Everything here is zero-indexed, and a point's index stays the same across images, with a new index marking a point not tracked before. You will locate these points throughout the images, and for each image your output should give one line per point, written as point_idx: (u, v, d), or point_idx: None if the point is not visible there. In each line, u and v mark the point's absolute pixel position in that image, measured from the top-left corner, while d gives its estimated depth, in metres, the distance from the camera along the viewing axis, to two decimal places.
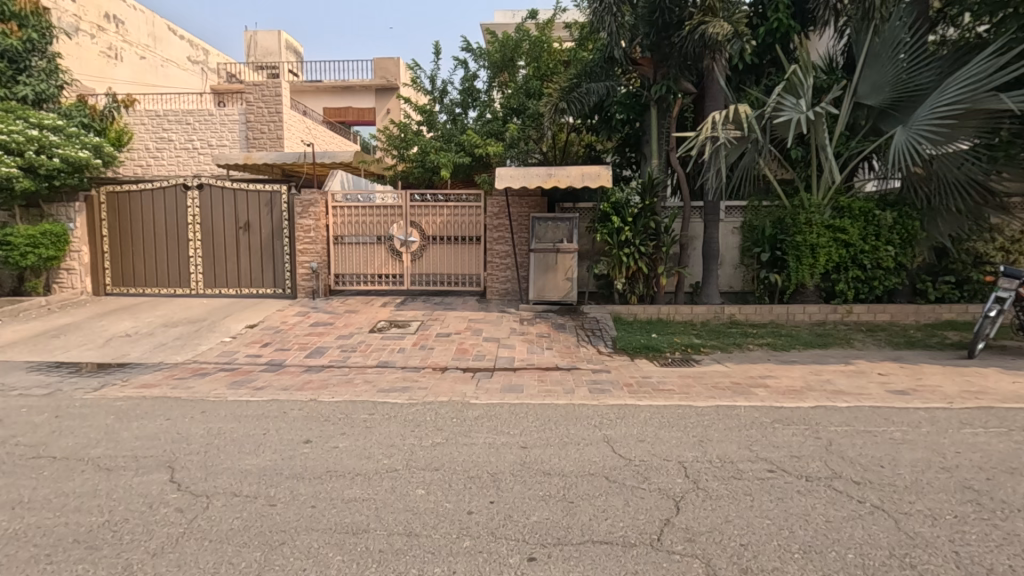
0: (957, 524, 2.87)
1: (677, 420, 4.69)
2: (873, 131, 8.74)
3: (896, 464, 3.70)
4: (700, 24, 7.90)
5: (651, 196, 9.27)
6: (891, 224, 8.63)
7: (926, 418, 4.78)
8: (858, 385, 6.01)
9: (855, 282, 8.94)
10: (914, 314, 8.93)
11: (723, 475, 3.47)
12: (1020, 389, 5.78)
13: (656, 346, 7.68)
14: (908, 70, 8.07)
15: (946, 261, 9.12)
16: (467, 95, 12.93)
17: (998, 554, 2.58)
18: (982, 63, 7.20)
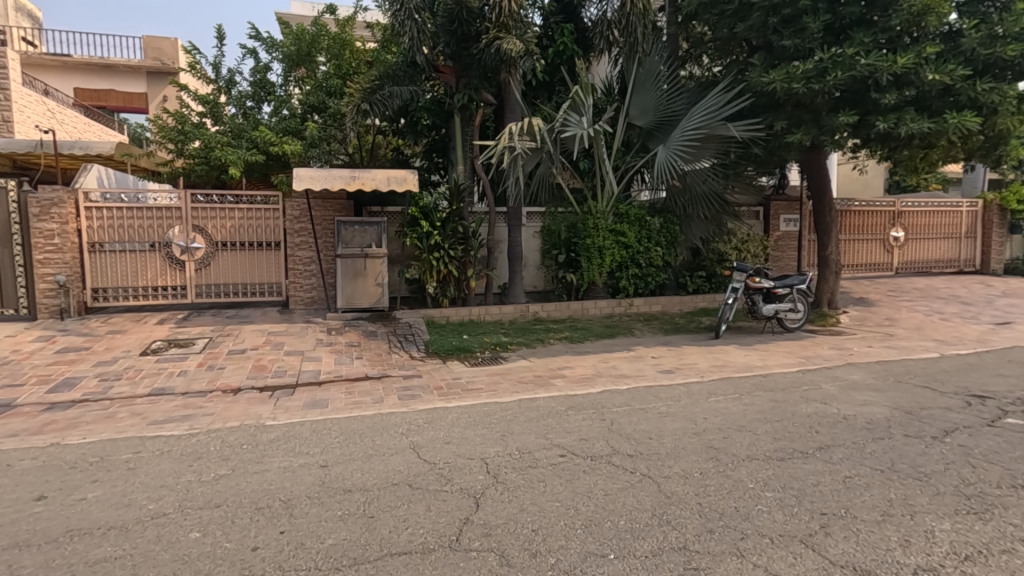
0: (701, 479, 3.45)
1: (483, 418, 4.86)
2: (643, 149, 10.17)
3: (661, 434, 4.34)
4: (495, 40, 8.34)
5: (458, 201, 9.52)
6: (658, 228, 10.15)
7: (685, 391, 5.70)
8: (637, 368, 6.94)
9: (635, 279, 10.31)
10: (678, 303, 10.61)
11: (520, 466, 3.69)
12: (750, 360, 7.23)
13: (467, 347, 7.90)
14: (665, 99, 9.54)
15: (699, 259, 11.01)
16: (259, 88, 11.81)
17: (728, 499, 3.17)
18: (716, 97, 8.82)
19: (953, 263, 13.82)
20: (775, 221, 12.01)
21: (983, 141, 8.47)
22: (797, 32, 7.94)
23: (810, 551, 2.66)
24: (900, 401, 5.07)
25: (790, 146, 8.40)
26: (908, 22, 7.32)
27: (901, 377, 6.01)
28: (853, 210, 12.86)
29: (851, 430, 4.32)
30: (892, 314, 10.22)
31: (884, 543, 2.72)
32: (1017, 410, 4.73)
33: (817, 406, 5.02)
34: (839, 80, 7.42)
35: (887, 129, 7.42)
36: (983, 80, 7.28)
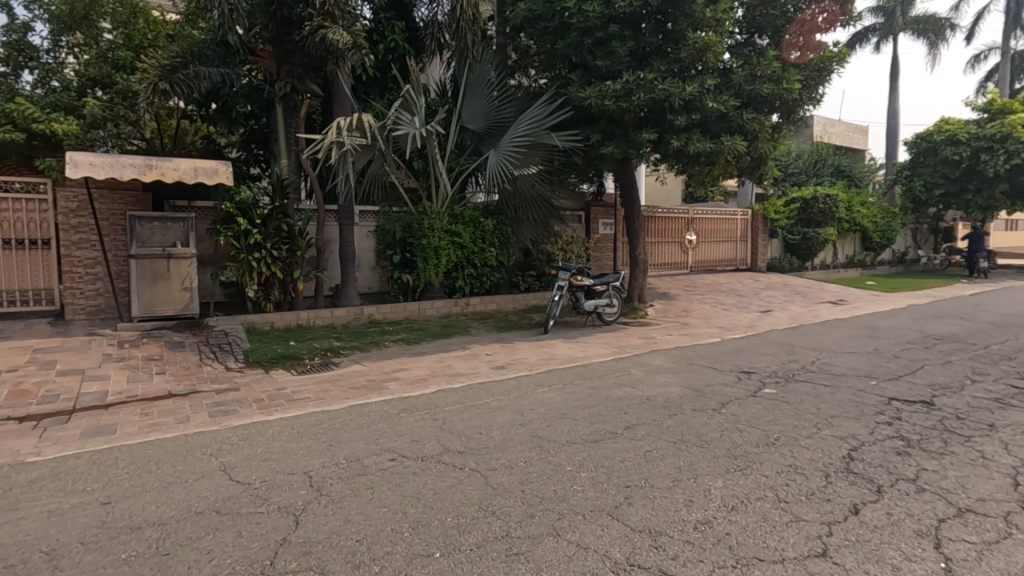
0: (525, 468, 3.66)
1: (308, 429, 4.56)
2: (476, 152, 10.45)
3: (490, 428, 4.50)
4: (320, 28, 7.85)
5: (282, 197, 8.80)
6: (492, 229, 10.51)
7: (514, 385, 5.98)
8: (471, 366, 7.10)
9: (470, 279, 10.55)
10: (512, 302, 11.11)
11: (346, 475, 3.54)
12: (573, 352, 7.85)
13: (294, 354, 7.35)
14: (496, 106, 9.90)
15: (530, 259, 11.65)
16: (16, 50, 9.64)
17: (549, 484, 3.40)
18: (541, 108, 9.38)
19: (733, 261, 16.51)
20: (595, 225, 13.26)
21: (750, 161, 10.22)
22: (608, 54, 8.88)
23: (615, 521, 2.96)
24: (690, 380, 5.92)
25: (604, 157, 9.32)
26: (693, 56, 8.56)
27: (691, 360, 7.02)
28: (657, 215, 14.75)
29: (652, 409, 4.92)
30: (688, 306, 11.88)
31: (673, 505, 3.14)
32: (772, 381, 5.82)
33: (626, 390, 5.64)
34: (642, 101, 8.46)
35: (680, 146, 8.61)
36: (748, 111, 8.78)
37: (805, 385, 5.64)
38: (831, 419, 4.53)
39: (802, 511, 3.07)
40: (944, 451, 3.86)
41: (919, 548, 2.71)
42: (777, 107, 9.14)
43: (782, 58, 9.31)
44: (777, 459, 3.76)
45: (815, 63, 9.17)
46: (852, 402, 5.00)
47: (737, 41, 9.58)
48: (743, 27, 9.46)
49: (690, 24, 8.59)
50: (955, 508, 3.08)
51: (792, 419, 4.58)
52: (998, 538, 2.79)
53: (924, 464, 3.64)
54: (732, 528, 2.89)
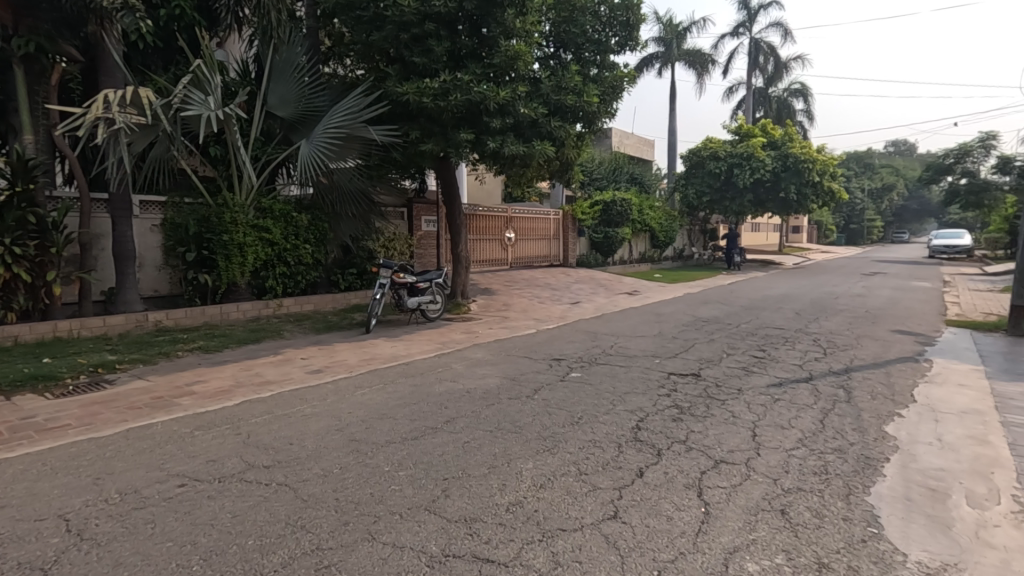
0: (340, 475, 3.50)
1: (67, 463, 3.76)
2: (286, 141, 9.66)
3: (303, 437, 4.22)
4: None
5: (26, 181, 7.13)
6: (306, 225, 9.81)
7: (331, 389, 5.68)
8: (283, 372, 6.56)
9: (282, 278, 9.74)
10: (330, 301, 10.52)
11: (119, 512, 3.01)
12: (396, 350, 7.72)
13: (49, 373, 6.02)
14: (306, 93, 9.25)
15: (349, 256, 11.16)
16: None
17: (365, 488, 3.30)
18: (356, 99, 8.96)
19: (548, 258, 17.78)
20: (417, 221, 13.22)
21: (559, 165, 11.05)
22: (425, 52, 8.88)
23: (431, 515, 2.98)
24: (507, 370, 6.23)
25: (424, 154, 9.32)
26: (506, 63, 8.96)
27: (510, 351, 7.40)
28: (477, 214, 15.29)
29: (472, 401, 5.07)
30: (507, 300, 12.50)
31: (488, 491, 3.27)
32: (578, 366, 6.42)
33: (448, 384, 5.72)
34: (459, 101, 8.63)
35: (496, 148, 8.97)
36: (555, 119, 9.48)
37: (605, 367, 6.33)
38: (624, 396, 5.15)
39: (599, 481, 3.43)
40: (707, 414, 4.65)
41: (687, 498, 3.22)
42: (580, 117, 9.96)
43: (583, 73, 10.27)
44: (580, 436, 4.15)
45: (610, 81, 10.26)
46: (641, 380, 5.74)
47: (545, 53, 10.30)
48: (550, 40, 10.21)
49: (502, 31, 8.98)
50: (713, 460, 3.72)
51: (594, 399, 5.09)
52: (741, 480, 3.44)
53: (692, 427, 4.33)
54: (540, 505, 3.11)
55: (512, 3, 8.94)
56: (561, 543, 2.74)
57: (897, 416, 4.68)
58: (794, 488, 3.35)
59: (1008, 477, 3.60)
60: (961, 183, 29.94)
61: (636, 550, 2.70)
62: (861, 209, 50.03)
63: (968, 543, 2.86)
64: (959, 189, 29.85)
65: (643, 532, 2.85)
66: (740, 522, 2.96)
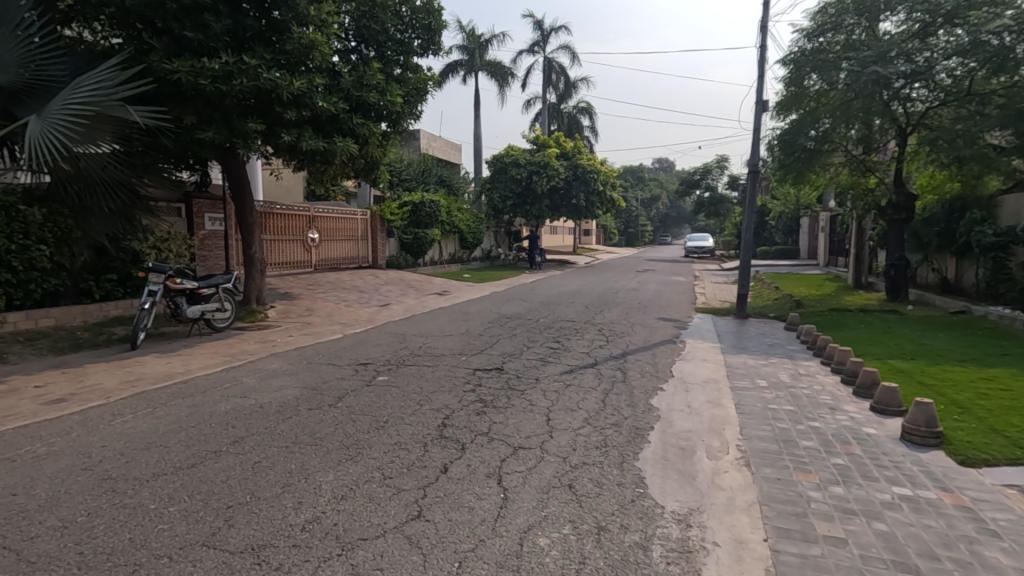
0: (87, 523, 2.89)
1: None
2: (5, 114, 7.66)
3: (31, 485, 3.38)
4: None
5: None
6: (40, 221, 7.92)
7: (78, 421, 4.67)
8: (4, 406, 5.17)
9: (5, 287, 7.74)
10: (80, 314, 8.67)
11: None
12: (171, 368, 6.67)
13: None
14: (38, 57, 7.40)
15: (106, 259, 9.32)
16: None
17: (121, 533, 2.78)
18: (108, 72, 7.33)
19: (356, 259, 17.10)
20: (199, 219, 11.62)
21: (363, 164, 10.67)
22: (200, 27, 7.82)
23: (211, 551, 2.63)
24: (307, 380, 5.81)
25: (203, 143, 8.21)
26: (300, 51, 8.34)
27: (311, 359, 6.92)
28: (275, 212, 14.04)
29: (264, 417, 4.62)
30: (310, 304, 11.70)
31: (281, 512, 3.00)
32: (385, 369, 6.29)
33: (236, 401, 5.11)
34: (244, 87, 7.77)
35: (291, 141, 8.33)
36: (357, 116, 9.15)
37: (412, 368, 6.30)
38: (431, 395, 5.19)
39: (403, 483, 3.39)
40: (507, 404, 4.93)
41: (488, 487, 3.37)
42: (384, 116, 9.74)
43: (386, 72, 10.08)
44: (384, 440, 4.05)
45: (413, 83, 10.25)
46: (447, 378, 5.85)
47: (344, 47, 9.87)
48: (350, 34, 9.84)
49: (295, 17, 8.34)
50: (512, 448, 3.96)
51: (400, 401, 5.03)
52: (536, 462, 3.72)
53: (494, 418, 4.55)
54: (338, 518, 2.95)
55: None
56: (362, 553, 2.65)
57: (659, 390, 5.53)
58: (580, 463, 3.73)
59: (734, 431, 4.50)
60: (705, 196, 36.79)
61: (438, 546, 2.73)
62: (636, 215, 58.16)
63: (707, 488, 3.50)
64: (704, 201, 36.62)
65: (446, 526, 2.90)
66: (534, 501, 3.19)
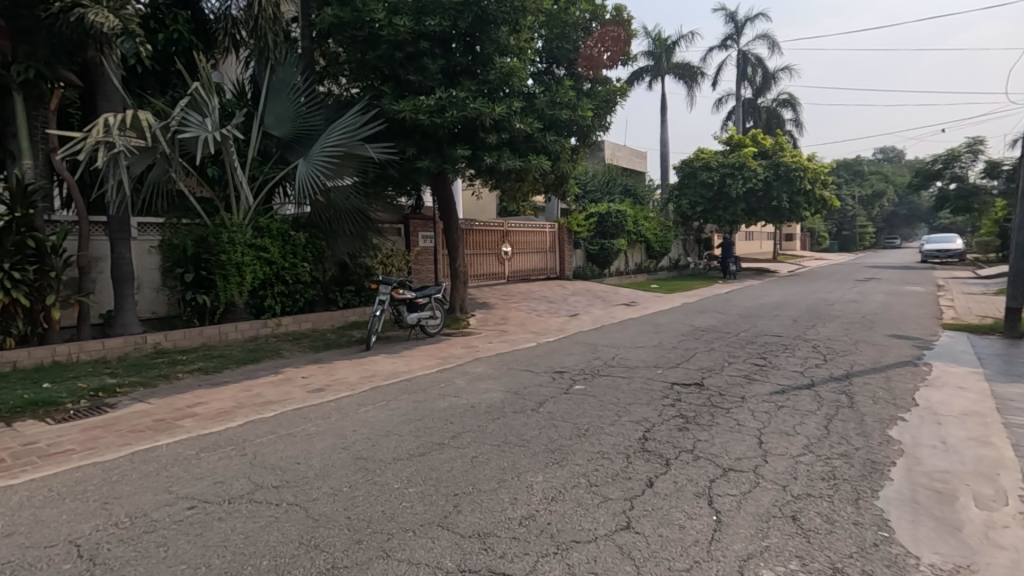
0: (350, 493, 3.49)
1: (72, 488, 3.77)
2: (282, 160, 9.70)
3: (309, 457, 4.21)
4: (75, 7, 6.65)
5: (25, 206, 7.14)
6: (304, 243, 9.83)
7: (335, 408, 5.66)
8: (284, 392, 6.50)
9: (280, 297, 9.75)
10: (329, 319, 10.51)
11: (130, 535, 3.04)
12: (396, 367, 7.71)
13: (50, 399, 5.88)
14: (304, 111, 9.30)
15: (347, 273, 11.18)
16: None
17: (375, 505, 3.29)
18: (352, 118, 8.92)
19: (544, 271, 17.82)
20: (414, 237, 13.26)
21: (554, 179, 11.12)
22: (420, 70, 8.94)
23: (445, 531, 2.98)
24: (510, 385, 6.22)
25: (420, 171, 9.40)
26: (501, 79, 9.07)
27: (511, 365, 7.40)
28: (474, 228, 15.32)
29: (476, 416, 5.07)
30: (505, 313, 12.54)
31: (500, 505, 3.27)
32: (581, 378, 6.43)
33: (451, 399, 5.72)
34: (455, 118, 8.69)
35: (492, 163, 9.06)
36: (550, 133, 9.60)
37: (607, 378, 6.34)
38: (629, 407, 5.16)
39: (609, 491, 3.44)
40: (712, 422, 4.66)
41: (698, 507, 3.23)
42: (575, 131, 10.15)
43: (578, 88, 10.40)
44: (587, 448, 4.15)
45: (603, 95, 10.41)
46: (644, 390, 5.75)
47: (538, 69, 10.41)
48: (542, 56, 10.33)
49: (496, 48, 9.09)
50: (722, 469, 3.74)
51: (598, 410, 5.11)
52: (751, 487, 3.46)
53: (699, 436, 4.35)
54: (551, 518, 3.11)
55: (507, 21, 9.10)
56: (576, 555, 2.75)
57: (900, 420, 4.71)
58: (804, 494, 3.37)
59: (1012, 478, 3.64)
60: (951, 188, 30.40)
61: (651, 561, 2.70)
62: (853, 215, 50.50)
63: (979, 544, 2.88)
64: (949, 194, 30.28)
65: (657, 542, 2.86)
66: (752, 529, 2.97)
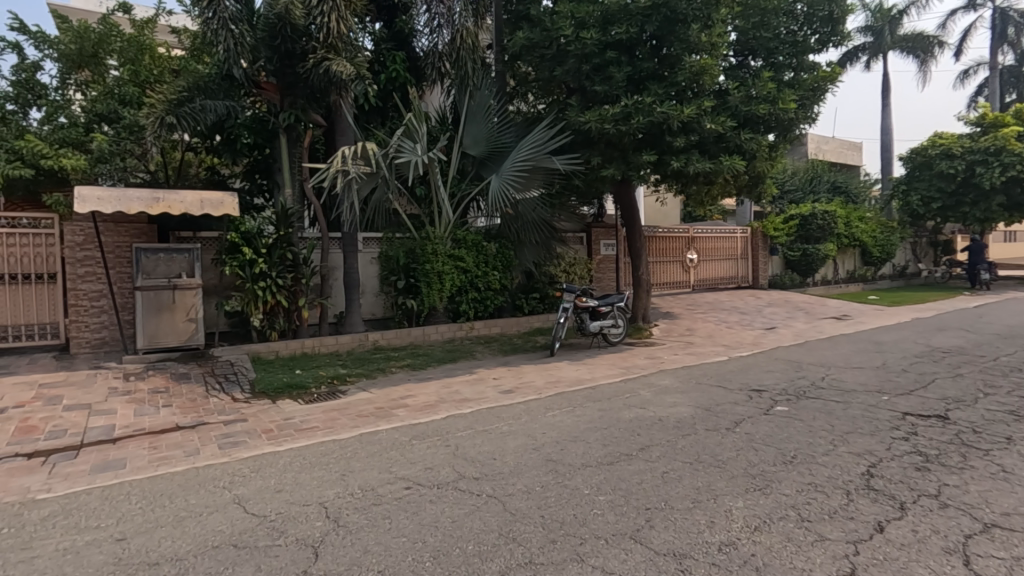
0: (543, 492, 3.63)
1: (318, 458, 4.55)
2: (477, 177, 10.54)
3: (503, 454, 4.48)
4: (323, 60, 8.10)
5: (286, 226, 8.87)
6: (494, 253, 10.54)
7: (524, 409, 5.94)
8: (478, 391, 7.03)
9: (474, 302, 10.56)
10: (516, 324, 11.09)
11: (363, 505, 3.56)
12: (580, 374, 7.81)
13: (300, 383, 7.20)
14: (497, 130, 10.01)
15: (532, 281, 11.68)
16: (24, 88, 9.65)
17: (568, 508, 3.37)
18: (541, 133, 9.36)
19: (734, 279, 16.54)
20: (596, 245, 13.32)
21: (747, 181, 10.25)
22: (606, 80, 8.97)
23: (639, 545, 2.93)
24: (700, 400, 5.88)
25: (604, 179, 9.42)
26: (690, 80, 8.70)
27: (700, 379, 6.97)
28: (657, 235, 14.81)
29: (665, 430, 4.89)
30: (691, 324, 11.90)
31: (695, 527, 3.10)
32: (783, 398, 5.79)
33: (637, 411, 5.60)
34: (641, 124, 8.54)
35: (679, 167, 8.69)
36: (745, 131, 8.92)
37: (816, 402, 5.61)
38: (846, 436, 4.50)
39: (826, 530, 3.03)
40: (963, 465, 3.83)
41: (947, 565, 2.67)
42: (772, 127, 9.28)
43: (778, 79, 9.46)
44: (795, 478, 3.72)
45: (810, 83, 9.30)
46: (865, 419, 4.96)
47: (731, 64, 9.71)
48: (736, 49, 9.60)
49: (685, 48, 8.74)
50: (981, 524, 3.05)
51: (807, 437, 4.55)
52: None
53: (945, 479, 3.61)
54: (756, 550, 2.85)
55: (697, 18, 8.70)
56: None
57: None
58: None
59: None
60: None
61: None
62: None
63: None
64: None
65: None
66: None
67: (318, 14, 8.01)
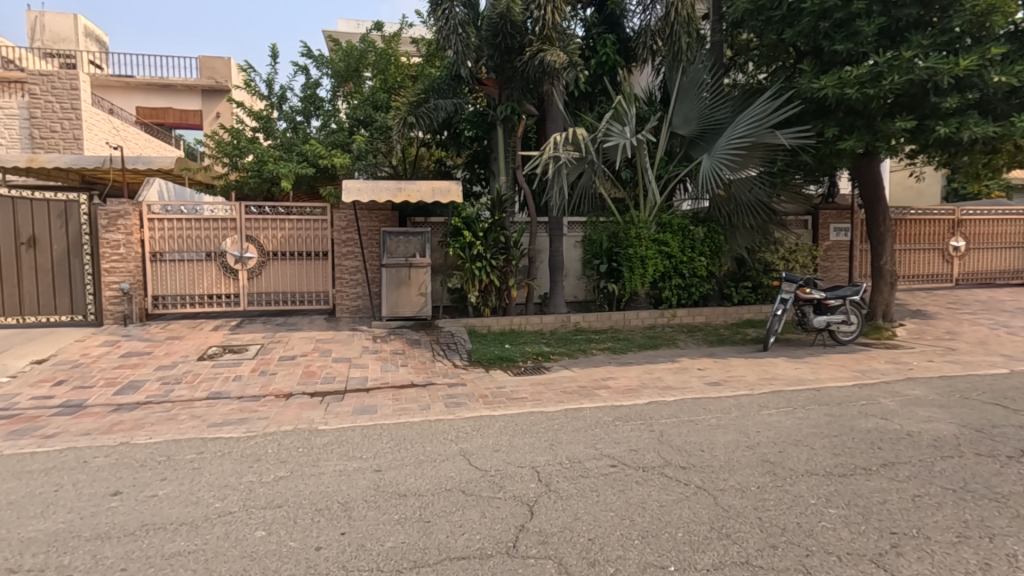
0: (760, 493, 3.38)
1: (529, 427, 4.90)
2: (686, 158, 10.01)
3: (713, 447, 4.28)
4: (539, 52, 8.49)
5: (500, 211, 9.58)
6: (702, 238, 9.98)
7: (735, 404, 5.56)
8: (682, 380, 6.79)
9: (677, 289, 10.16)
10: (723, 314, 10.37)
11: (572, 475, 3.74)
12: (800, 374, 6.99)
13: (509, 357, 7.80)
14: (710, 106, 9.35)
15: (743, 269, 10.76)
16: (309, 103, 12.07)
17: (789, 515, 3.09)
18: (764, 105, 8.50)
19: (1020, 274, 13.19)
20: (824, 230, 11.70)
21: None
22: (851, 36, 7.67)
23: (882, 572, 2.55)
24: (967, 418, 4.81)
25: (841, 153, 8.16)
26: (970, 23, 7.04)
27: (967, 393, 5.69)
28: (908, 219, 12.32)
29: (916, 447, 4.14)
30: (953, 327, 9.73)
31: (962, 566, 2.59)
32: None
33: (877, 421, 4.83)
34: (896, 84, 7.11)
35: (948, 134, 7.09)
36: None
37: None
38: None
39: None
40: None
41: None
42: None
43: None
44: None
45: None
46: None
47: None
48: None
49: None
50: None
51: None
52: None
53: None
54: None
55: None
56: None
57: None
58: None
59: None
60: None
61: None
62: None
63: None
64: None
65: None
66: None
67: (535, 9, 8.45)
